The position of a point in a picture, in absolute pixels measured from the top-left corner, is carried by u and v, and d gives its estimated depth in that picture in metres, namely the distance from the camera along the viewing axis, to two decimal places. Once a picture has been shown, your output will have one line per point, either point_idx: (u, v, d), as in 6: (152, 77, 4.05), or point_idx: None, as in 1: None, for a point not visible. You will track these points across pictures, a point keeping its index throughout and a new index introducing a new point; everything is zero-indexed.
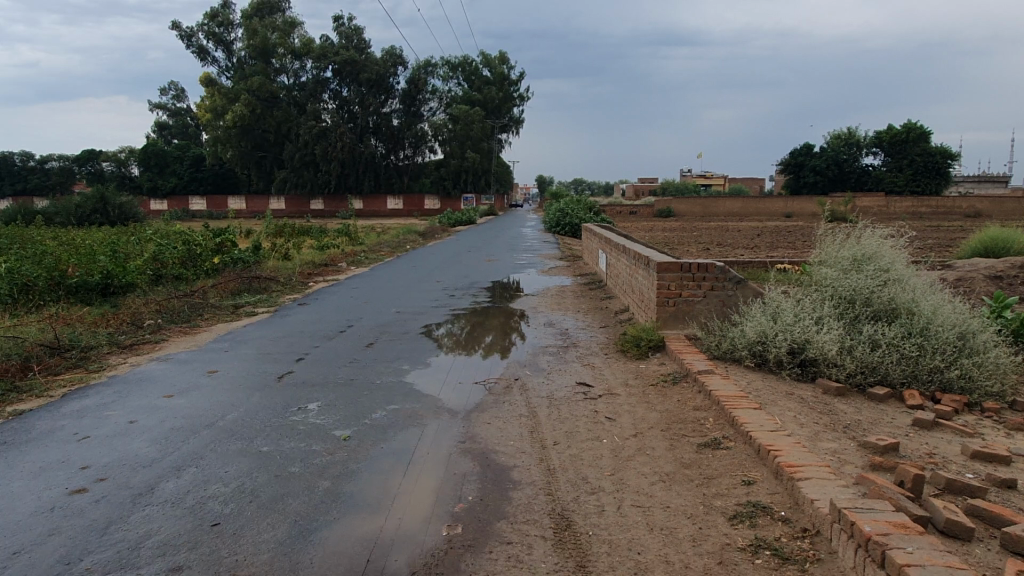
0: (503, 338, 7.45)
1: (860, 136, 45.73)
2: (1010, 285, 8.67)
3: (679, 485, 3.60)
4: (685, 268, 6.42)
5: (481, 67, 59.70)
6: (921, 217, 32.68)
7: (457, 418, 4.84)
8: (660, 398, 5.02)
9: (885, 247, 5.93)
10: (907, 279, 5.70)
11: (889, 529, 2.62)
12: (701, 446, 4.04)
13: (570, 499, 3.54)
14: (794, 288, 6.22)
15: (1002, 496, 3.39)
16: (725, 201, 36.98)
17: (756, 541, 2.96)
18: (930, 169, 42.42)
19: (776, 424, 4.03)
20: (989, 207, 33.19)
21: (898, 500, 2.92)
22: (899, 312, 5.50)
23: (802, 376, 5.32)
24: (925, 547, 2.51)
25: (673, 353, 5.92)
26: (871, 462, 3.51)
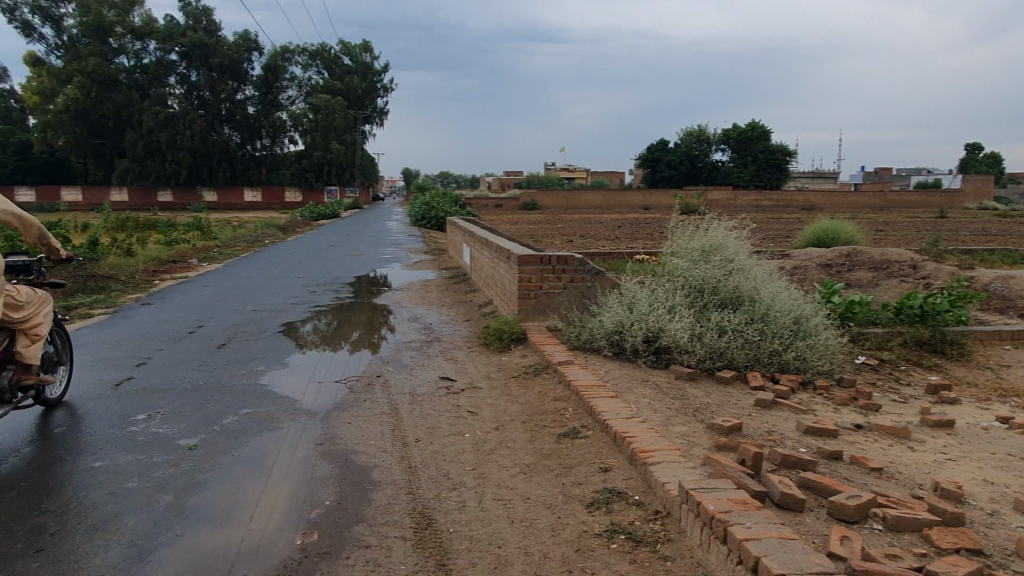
0: (369, 333, 7.29)
1: (709, 133, 48.61)
2: (837, 272, 9.50)
3: (538, 476, 3.63)
4: (545, 261, 6.52)
5: (342, 56, 58.22)
6: (763, 209, 35.18)
7: (314, 419, 4.66)
8: (521, 390, 5.07)
9: (729, 238, 6.27)
10: (749, 268, 6.07)
11: (729, 506, 2.77)
12: (560, 436, 4.11)
13: (432, 496, 3.49)
14: (648, 278, 6.46)
15: (831, 467, 3.69)
16: (586, 193, 38.10)
17: (611, 526, 3.03)
18: (772, 164, 46.52)
19: (630, 411, 4.16)
20: (821, 201, 36.45)
21: (740, 478, 3.10)
22: (743, 299, 5.85)
23: (656, 364, 5.55)
24: (761, 521, 2.66)
25: (534, 345, 6.00)
26: (716, 442, 3.71)
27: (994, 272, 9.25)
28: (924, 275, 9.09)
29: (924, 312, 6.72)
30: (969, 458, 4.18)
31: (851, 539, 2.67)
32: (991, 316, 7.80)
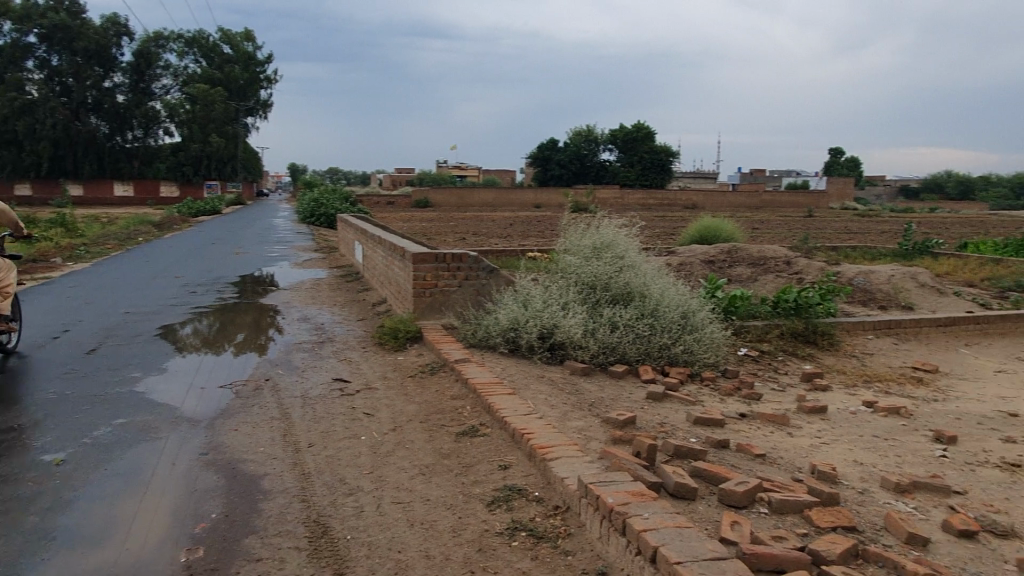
0: (256, 335, 6.98)
1: (597, 133, 49.86)
2: (719, 268, 9.97)
3: (438, 476, 3.58)
4: (439, 259, 6.47)
5: (221, 45, 55.55)
6: (649, 208, 36.53)
7: (198, 427, 4.40)
8: (418, 390, 4.99)
9: (619, 236, 6.43)
10: (639, 265, 6.25)
11: (627, 498, 2.82)
12: (458, 435, 4.07)
13: (327, 503, 3.37)
14: (542, 275, 6.53)
15: (719, 455, 3.85)
16: (479, 191, 38.19)
17: (512, 524, 3.02)
18: (658, 164, 48.17)
19: (528, 408, 4.18)
20: (702, 200, 38.21)
21: (636, 470, 3.17)
22: (633, 295, 6.01)
23: (551, 360, 5.61)
24: (658, 511, 2.73)
25: (430, 343, 5.93)
26: (612, 436, 3.78)
27: (856, 267, 10.00)
28: (797, 270, 9.70)
29: (798, 305, 7.17)
30: (841, 441, 4.49)
31: (741, 524, 2.79)
32: (856, 309, 8.43)
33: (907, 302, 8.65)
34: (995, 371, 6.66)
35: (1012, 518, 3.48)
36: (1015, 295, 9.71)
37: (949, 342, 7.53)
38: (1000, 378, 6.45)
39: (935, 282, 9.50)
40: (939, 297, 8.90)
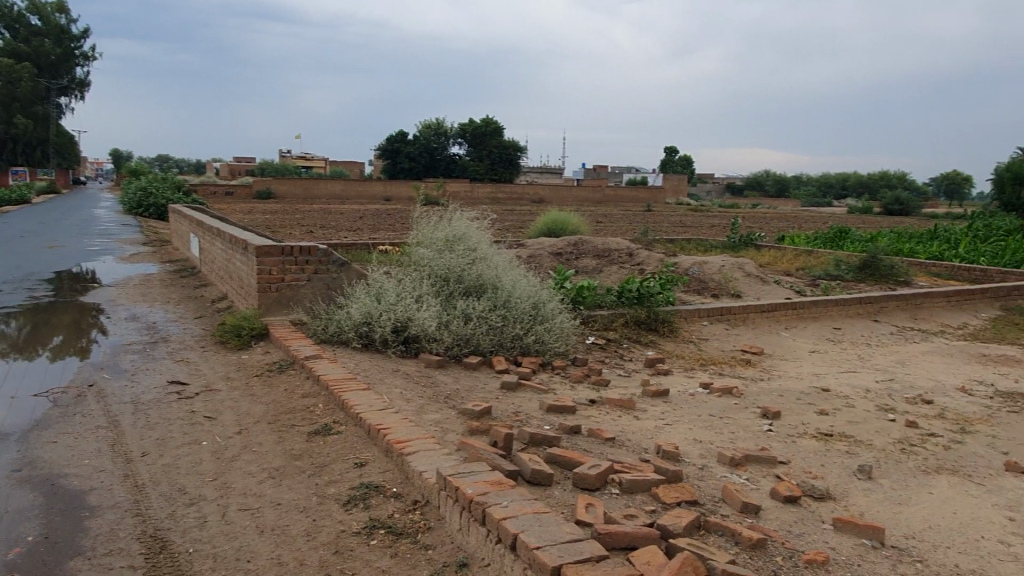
0: (77, 337, 6.32)
1: (445, 127, 49.55)
2: (567, 260, 10.30)
3: (289, 479, 3.41)
4: (286, 251, 6.19)
5: (27, 15, 49.76)
6: (499, 202, 37.11)
7: (8, 441, 3.91)
8: (265, 389, 4.74)
9: (471, 229, 6.47)
10: (491, 257, 6.32)
11: (486, 488, 2.83)
12: (310, 434, 3.90)
13: (165, 516, 3.11)
14: (394, 268, 6.42)
15: (572, 441, 3.97)
16: (325, 182, 36.92)
17: (370, 522, 2.94)
18: (505, 160, 49.35)
19: (383, 403, 4.09)
20: (549, 194, 39.28)
21: (494, 460, 3.19)
22: (486, 287, 6.06)
23: (405, 354, 5.54)
24: (517, 499, 2.76)
25: (277, 340, 5.65)
26: (469, 427, 3.78)
27: (691, 258, 10.70)
28: (638, 261, 10.22)
29: (641, 294, 7.56)
30: (681, 422, 4.78)
31: (594, 505, 2.89)
32: (691, 297, 9.02)
33: (735, 290, 9.38)
34: (810, 351, 7.38)
35: (827, 482, 3.87)
36: (824, 283, 10.81)
37: (771, 326, 8.24)
38: (814, 357, 7.15)
39: (758, 272, 10.36)
40: (762, 285, 9.72)
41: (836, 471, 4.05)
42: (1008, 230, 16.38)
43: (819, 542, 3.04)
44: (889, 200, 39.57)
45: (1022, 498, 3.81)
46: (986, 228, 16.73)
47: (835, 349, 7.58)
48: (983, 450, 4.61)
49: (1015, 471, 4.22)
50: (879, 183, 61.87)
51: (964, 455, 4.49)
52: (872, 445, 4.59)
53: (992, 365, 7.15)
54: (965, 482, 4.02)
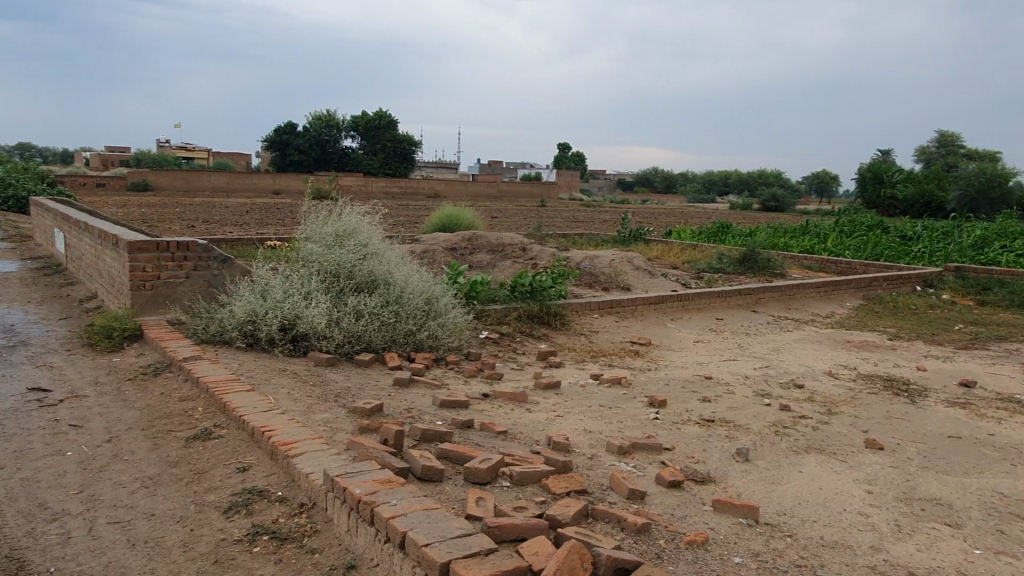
0: None
1: (338, 119, 48.52)
2: (462, 255, 10.30)
3: (165, 488, 3.23)
4: (162, 248, 5.86)
5: None
6: (393, 196, 36.64)
7: None
8: (139, 394, 4.46)
9: (362, 224, 6.33)
10: (382, 253, 6.21)
11: (375, 487, 2.78)
12: (188, 439, 3.70)
13: (22, 534, 2.87)
14: (281, 264, 6.19)
15: (464, 436, 3.97)
16: (209, 174, 35.18)
17: (253, 529, 2.82)
18: (399, 154, 48.79)
19: (268, 404, 3.94)
20: (445, 189, 39.14)
21: (384, 458, 3.14)
22: (378, 283, 5.96)
23: (293, 352, 5.36)
24: (406, 496, 2.73)
25: (153, 341, 5.33)
26: (359, 426, 3.70)
27: (583, 252, 10.93)
28: (532, 256, 10.35)
29: (534, 287, 7.65)
30: (572, 413, 4.88)
31: (485, 499, 2.89)
32: (583, 290, 9.23)
33: (624, 283, 9.66)
34: (694, 341, 7.71)
35: (708, 466, 4.06)
36: (708, 275, 11.32)
37: (659, 318, 8.55)
38: (698, 347, 7.48)
39: (646, 265, 10.72)
40: (650, 278, 10.06)
41: (716, 455, 4.25)
42: (869, 225, 17.72)
43: (700, 524, 3.18)
44: (766, 197, 41.97)
45: (880, 472, 4.14)
46: (850, 224, 18.03)
47: (717, 338, 7.95)
48: (848, 429, 4.97)
49: (875, 447, 4.58)
50: (757, 181, 65.48)
51: (830, 435, 4.82)
52: (750, 428, 4.85)
53: (856, 350, 7.73)
54: (831, 459, 4.32)
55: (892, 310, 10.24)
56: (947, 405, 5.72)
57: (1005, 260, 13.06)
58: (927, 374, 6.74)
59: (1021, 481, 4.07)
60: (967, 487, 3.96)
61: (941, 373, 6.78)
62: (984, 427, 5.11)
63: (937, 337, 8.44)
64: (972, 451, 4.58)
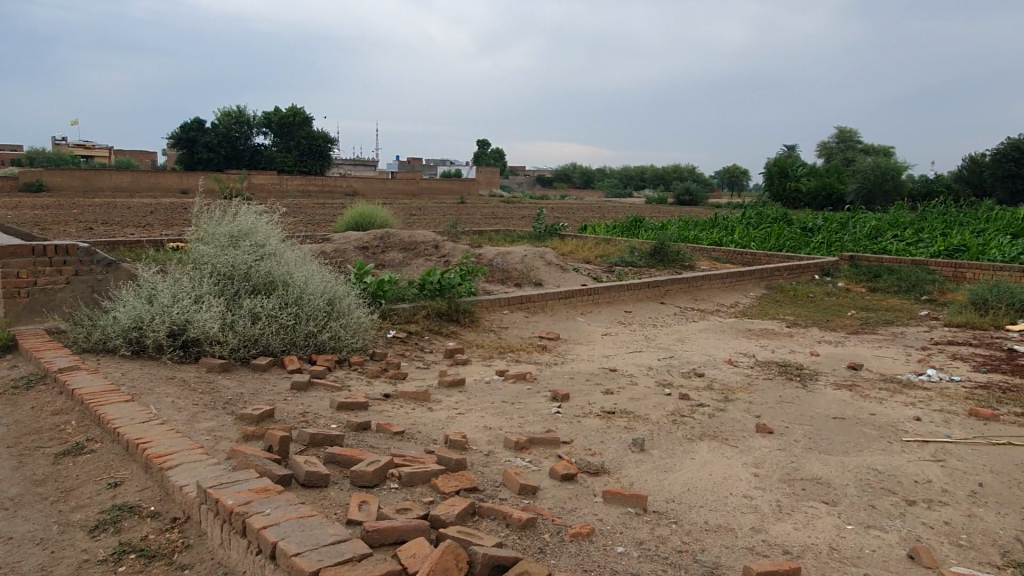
0: None
1: (248, 115, 46.87)
2: (373, 254, 10.16)
3: (27, 508, 3.03)
4: (37, 252, 5.50)
5: None
6: (309, 195, 35.81)
7: None
8: (9, 409, 4.18)
9: (258, 223, 6.12)
10: (281, 253, 6.03)
11: (249, 497, 2.69)
12: (58, 456, 3.50)
13: None
14: (171, 267, 5.94)
15: (358, 437, 3.90)
16: (109, 173, 33.45)
17: (120, 547, 2.68)
18: (315, 151, 47.58)
19: (148, 414, 3.76)
20: (362, 187, 38.52)
21: (264, 466, 3.04)
22: (276, 284, 5.78)
23: (184, 359, 5.15)
24: (282, 504, 2.65)
25: (28, 352, 5.01)
26: (244, 434, 3.58)
27: (496, 249, 10.95)
28: (444, 253, 10.29)
29: (442, 285, 7.64)
30: (474, 410, 4.87)
31: (368, 502, 2.84)
32: (494, 287, 9.23)
33: (536, 278, 9.72)
34: (602, 334, 7.82)
35: (604, 457, 4.11)
36: (619, 269, 11.53)
37: (569, 312, 8.65)
38: (605, 340, 7.59)
39: (559, 260, 10.83)
40: (561, 273, 10.16)
41: (613, 446, 4.32)
42: (773, 218, 18.44)
43: (588, 515, 3.22)
44: (681, 191, 43.15)
45: (767, 455, 4.29)
46: (757, 216, 18.71)
47: (625, 330, 8.11)
48: (741, 415, 5.14)
49: (765, 432, 4.75)
50: (671, 175, 67.23)
51: (725, 421, 4.98)
52: (648, 418, 4.95)
53: (756, 338, 8.02)
54: (723, 445, 4.46)
55: (792, 298, 10.68)
56: (835, 388, 6.00)
57: (895, 249, 13.83)
58: (819, 359, 7.07)
59: (895, 458, 4.31)
60: (846, 466, 4.15)
61: (832, 358, 7.12)
62: (867, 407, 5.39)
63: (831, 323, 8.86)
64: (854, 430, 4.83)
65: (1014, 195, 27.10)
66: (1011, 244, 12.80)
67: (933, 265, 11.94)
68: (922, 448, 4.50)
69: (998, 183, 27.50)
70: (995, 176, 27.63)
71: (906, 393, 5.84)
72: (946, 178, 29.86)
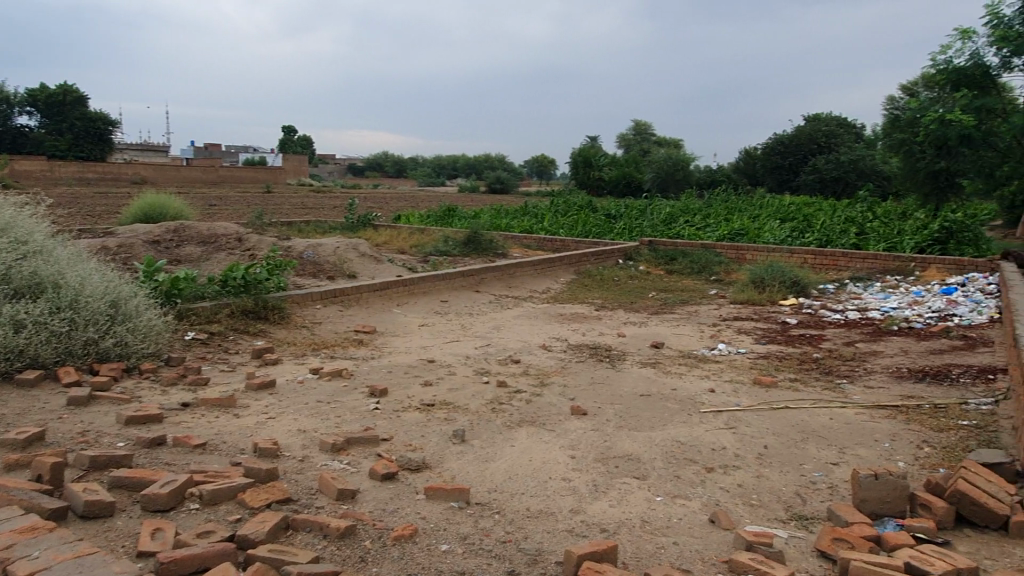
0: None
1: (7, 92, 41.10)
2: (166, 248, 9.27)
3: None
4: None
5: None
6: (88, 183, 32.16)
7: None
8: None
9: (18, 218, 5.33)
10: (49, 251, 5.30)
11: (10, 540, 2.29)
12: None
13: None
14: None
15: (151, 455, 3.50)
16: None
17: None
18: (93, 134, 42.76)
19: None
20: (152, 174, 35.26)
21: (30, 501, 2.62)
22: (44, 287, 5.06)
23: None
24: (54, 544, 2.29)
25: None
26: (5, 463, 3.07)
27: (305, 241, 10.44)
28: (248, 247, 9.64)
29: (247, 281, 7.13)
30: (286, 413, 4.57)
31: (163, 530, 2.54)
32: (305, 281, 8.79)
33: (349, 271, 9.39)
34: (420, 325, 7.73)
35: (424, 452, 4.03)
36: (434, 258, 11.47)
37: (384, 304, 8.44)
38: (423, 331, 7.50)
39: (373, 251, 10.55)
40: (376, 264, 9.92)
41: (434, 439, 4.25)
42: (579, 205, 19.32)
43: (410, 515, 3.12)
44: (492, 179, 44.01)
45: (582, 437, 4.44)
46: (564, 204, 19.53)
47: (441, 320, 8.06)
48: (556, 398, 5.29)
49: (579, 413, 4.92)
50: (483, 164, 68.50)
51: (541, 406, 5.09)
52: (468, 408, 4.94)
53: (568, 322, 8.34)
54: (540, 430, 4.55)
55: (599, 282, 11.24)
56: (641, 366, 6.38)
57: (686, 234, 15.03)
58: (626, 339, 7.49)
59: (694, 428, 4.64)
60: (654, 440, 4.41)
61: (637, 338, 7.57)
62: (669, 383, 5.78)
63: (634, 305, 9.44)
64: (658, 406, 5.15)
65: (780, 183, 30.58)
66: (780, 227, 14.39)
67: (718, 248, 13.12)
68: (717, 417, 4.89)
69: (768, 173, 30.91)
70: (765, 167, 31.02)
71: (701, 367, 6.34)
72: (726, 169, 33.05)
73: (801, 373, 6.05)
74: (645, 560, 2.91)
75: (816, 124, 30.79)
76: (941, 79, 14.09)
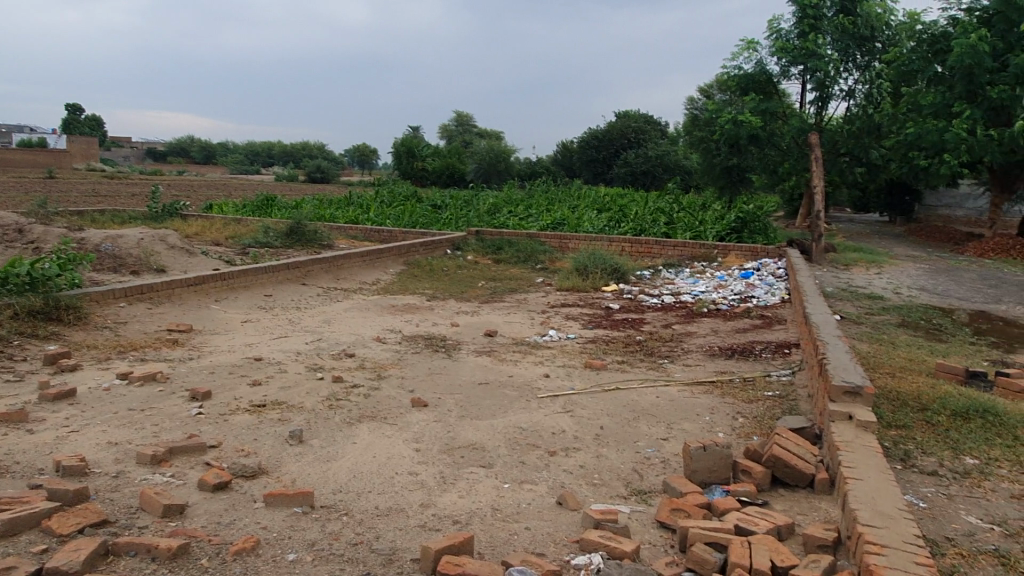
0: None
1: None
2: None
3: None
4: None
5: None
6: None
7: None
8: None
9: None
10: None
11: None
12: None
13: None
14: None
15: None
16: None
17: None
18: None
19: None
20: None
21: None
22: None
23: None
24: None
25: None
26: None
27: (102, 232, 9.40)
28: (32, 240, 8.51)
29: (33, 278, 6.27)
30: (92, 425, 4.07)
31: None
32: (105, 277, 7.90)
33: (157, 265, 8.57)
34: (242, 322, 7.24)
35: (259, 457, 3.77)
36: (253, 250, 10.80)
37: (200, 300, 7.80)
38: (246, 328, 7.02)
39: (184, 243, 9.72)
40: (188, 257, 9.15)
41: (268, 442, 3.98)
42: (404, 195, 19.12)
43: (250, 525, 2.90)
44: (312, 168, 42.30)
45: (425, 429, 4.37)
46: (388, 194, 19.20)
47: (266, 316, 7.60)
48: (395, 391, 5.17)
49: (420, 405, 4.85)
50: (300, 152, 65.74)
51: (380, 400, 4.96)
52: (303, 407, 4.69)
53: (401, 314, 8.20)
54: (382, 425, 4.42)
55: (429, 272, 11.17)
56: (477, 355, 6.41)
57: (511, 224, 15.35)
58: (460, 329, 7.49)
59: (534, 414, 4.75)
60: (496, 428, 4.44)
61: (471, 327, 7.60)
62: (505, 370, 5.86)
63: (465, 294, 9.48)
64: (497, 393, 5.21)
65: (595, 176, 32.26)
66: (597, 217, 15.13)
67: (542, 237, 13.55)
68: (554, 402, 5.02)
69: (584, 166, 32.48)
70: (581, 160, 32.56)
71: (534, 353, 6.50)
72: (544, 162, 34.25)
73: (627, 356, 6.39)
74: (500, 548, 2.92)
75: (626, 120, 32.74)
76: (733, 84, 15.44)
